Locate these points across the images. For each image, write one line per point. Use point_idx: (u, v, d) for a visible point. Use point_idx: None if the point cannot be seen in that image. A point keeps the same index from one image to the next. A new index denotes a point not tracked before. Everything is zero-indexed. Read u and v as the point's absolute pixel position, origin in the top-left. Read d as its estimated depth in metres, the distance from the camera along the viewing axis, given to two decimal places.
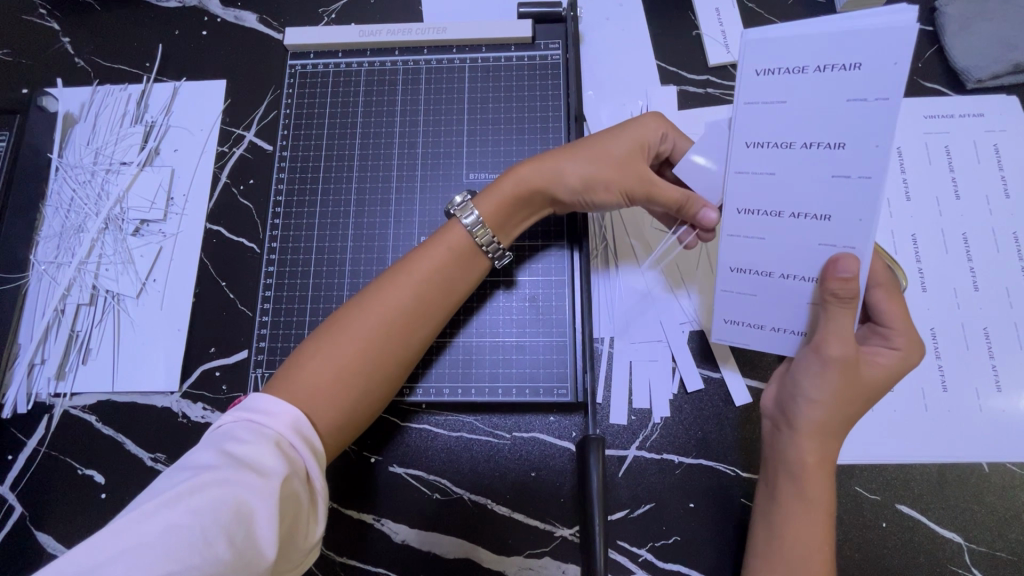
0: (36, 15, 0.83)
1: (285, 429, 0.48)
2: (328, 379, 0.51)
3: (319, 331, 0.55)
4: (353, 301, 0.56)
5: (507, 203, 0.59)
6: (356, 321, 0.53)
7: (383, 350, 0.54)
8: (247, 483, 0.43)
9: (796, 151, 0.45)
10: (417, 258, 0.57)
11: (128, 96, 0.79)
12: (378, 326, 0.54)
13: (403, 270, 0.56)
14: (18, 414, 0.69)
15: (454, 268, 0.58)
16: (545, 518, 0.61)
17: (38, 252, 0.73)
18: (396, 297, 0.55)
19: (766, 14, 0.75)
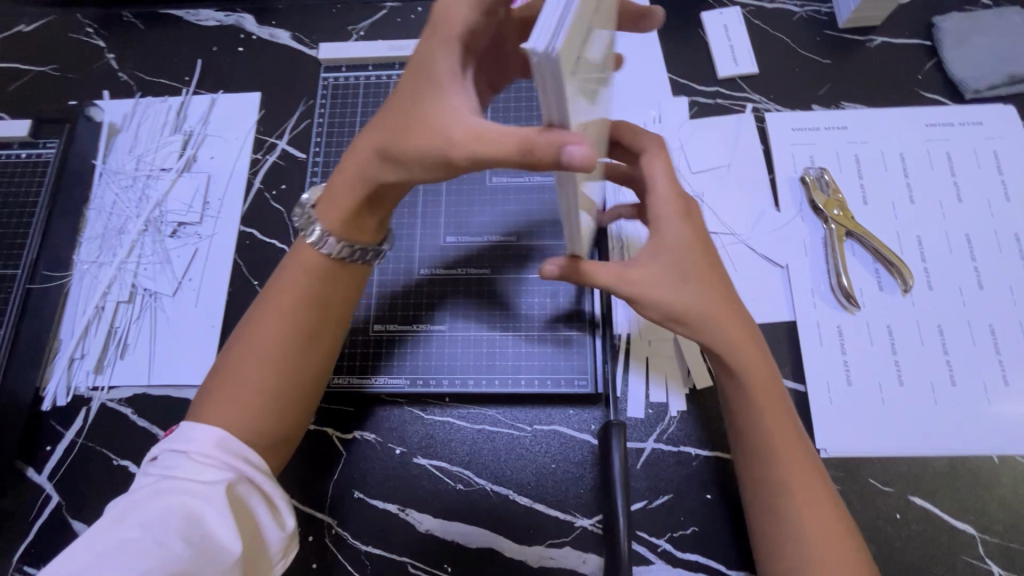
0: (83, 34, 0.88)
1: (209, 449, 0.50)
2: (252, 392, 0.54)
3: (228, 354, 0.56)
4: (255, 318, 0.57)
5: (346, 196, 0.55)
6: (268, 337, 0.55)
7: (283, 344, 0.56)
8: (189, 492, 0.48)
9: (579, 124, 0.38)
10: (281, 279, 0.58)
11: (168, 107, 0.83)
12: (285, 322, 0.56)
13: (281, 295, 0.57)
14: (57, 406, 0.71)
15: (322, 283, 0.58)
16: (566, 509, 0.63)
17: (81, 253, 0.77)
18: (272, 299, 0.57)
19: (772, 30, 0.79)
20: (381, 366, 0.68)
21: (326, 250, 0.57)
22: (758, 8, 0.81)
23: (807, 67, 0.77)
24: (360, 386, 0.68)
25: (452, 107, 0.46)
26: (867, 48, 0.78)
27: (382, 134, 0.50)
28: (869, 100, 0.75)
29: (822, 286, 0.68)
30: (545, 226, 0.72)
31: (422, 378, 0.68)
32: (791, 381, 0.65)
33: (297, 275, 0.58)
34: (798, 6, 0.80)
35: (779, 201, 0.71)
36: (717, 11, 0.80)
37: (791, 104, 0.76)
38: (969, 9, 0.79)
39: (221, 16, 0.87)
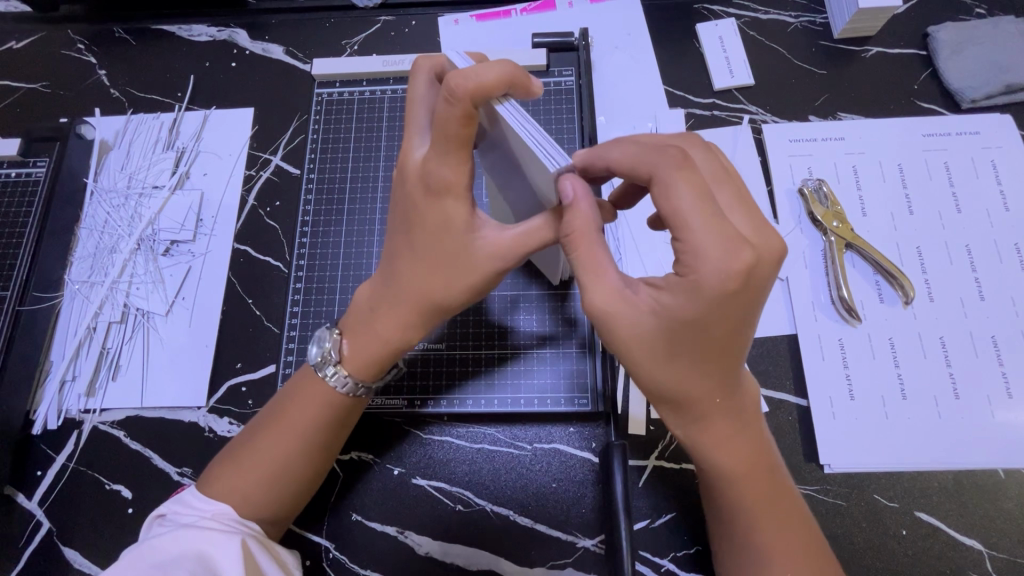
0: (74, 50, 0.87)
1: (211, 514, 0.52)
2: (270, 488, 0.54)
3: (237, 466, 0.54)
4: (265, 430, 0.55)
5: (383, 347, 0.55)
6: (285, 449, 0.54)
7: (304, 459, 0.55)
8: (204, 537, 0.48)
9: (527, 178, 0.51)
10: (295, 403, 0.56)
11: (160, 124, 0.82)
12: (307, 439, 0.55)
13: (291, 414, 0.55)
14: (47, 430, 0.70)
15: (336, 409, 0.56)
16: (568, 529, 0.62)
17: (72, 272, 0.76)
18: (291, 415, 0.55)
19: (767, 41, 0.79)
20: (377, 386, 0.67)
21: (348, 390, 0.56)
22: (753, 19, 0.81)
23: (804, 78, 0.77)
24: None
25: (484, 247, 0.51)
26: (862, 58, 0.78)
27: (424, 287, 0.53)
28: (866, 110, 0.75)
29: (822, 299, 0.67)
30: None
31: (420, 398, 0.66)
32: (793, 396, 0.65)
33: (310, 397, 0.56)
34: (793, 17, 0.80)
35: (777, 213, 0.71)
36: (713, 22, 0.80)
37: (788, 115, 0.76)
38: (963, 19, 0.79)
39: (214, 31, 0.87)
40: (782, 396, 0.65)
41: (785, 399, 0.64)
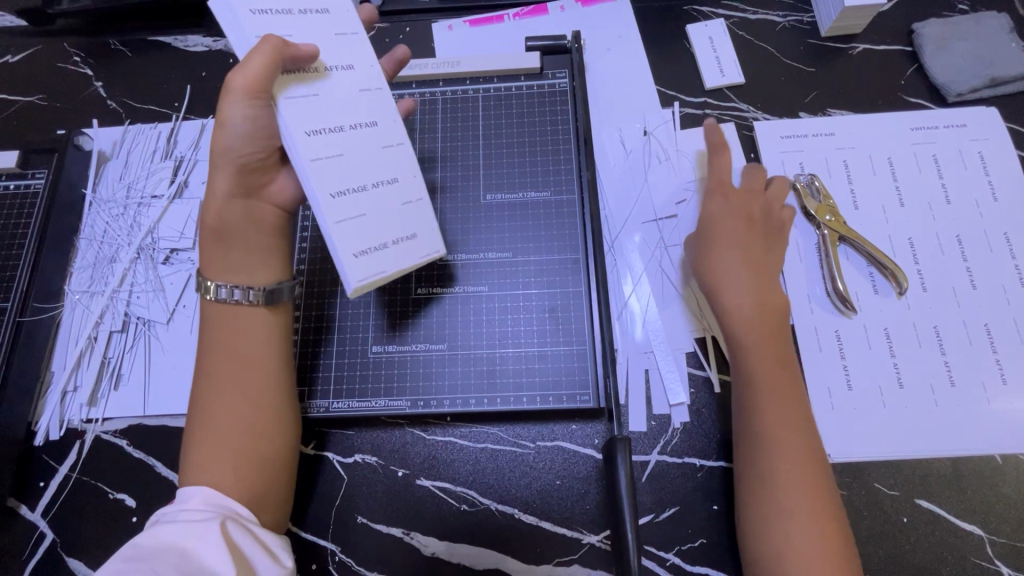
0: (71, 62, 0.88)
1: (195, 503, 0.51)
2: (234, 451, 0.54)
3: (190, 428, 0.55)
4: (202, 384, 0.56)
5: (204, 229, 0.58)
6: (226, 395, 0.55)
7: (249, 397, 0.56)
8: (185, 533, 0.48)
9: (345, 131, 0.54)
10: (218, 347, 0.57)
11: (158, 134, 0.83)
12: (245, 372, 0.56)
13: (219, 359, 0.56)
14: (49, 441, 0.70)
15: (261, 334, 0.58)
16: (572, 526, 0.62)
17: (72, 283, 0.76)
18: (221, 357, 0.56)
19: (756, 41, 0.81)
20: (379, 388, 0.66)
21: (227, 296, 0.57)
22: (742, 19, 0.82)
23: (793, 76, 0.79)
24: (359, 409, 0.66)
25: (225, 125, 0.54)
26: (850, 55, 0.79)
27: (219, 151, 0.55)
28: (855, 106, 0.77)
29: (817, 292, 0.68)
30: (540, 238, 0.71)
31: (423, 399, 0.66)
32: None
33: (236, 331, 0.57)
34: (781, 16, 0.82)
35: None
36: (702, 23, 0.82)
37: (778, 114, 0.77)
38: (946, 15, 0.81)
39: (209, 41, 0.88)
40: None
41: None
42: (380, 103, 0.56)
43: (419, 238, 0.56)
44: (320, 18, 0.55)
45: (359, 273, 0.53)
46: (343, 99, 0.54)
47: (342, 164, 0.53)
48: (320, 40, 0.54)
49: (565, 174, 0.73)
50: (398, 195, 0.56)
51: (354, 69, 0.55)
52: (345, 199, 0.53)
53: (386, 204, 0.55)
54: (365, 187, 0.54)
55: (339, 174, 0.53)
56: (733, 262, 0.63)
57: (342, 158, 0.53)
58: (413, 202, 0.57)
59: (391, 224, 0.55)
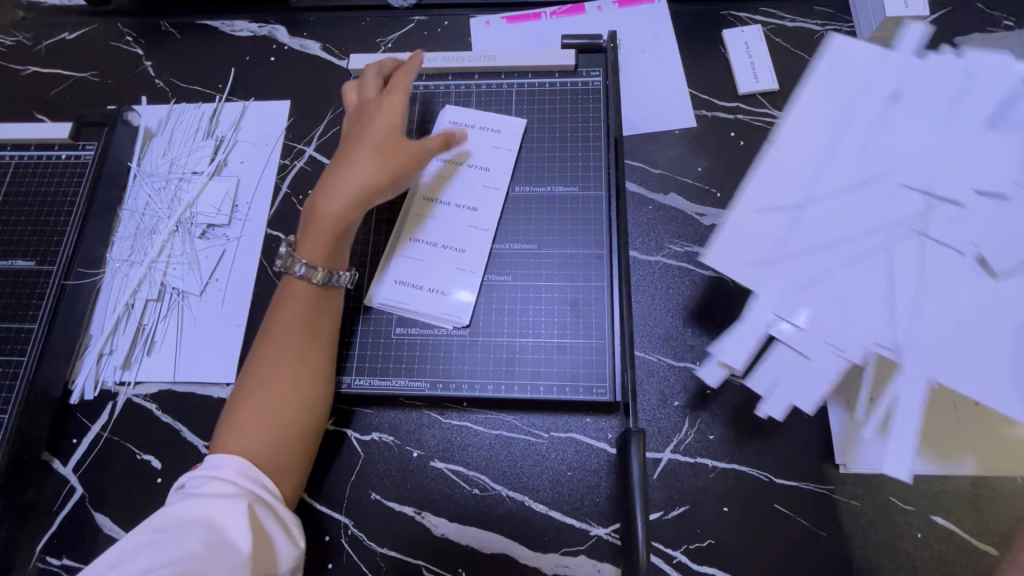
0: (123, 42, 0.92)
1: (228, 472, 0.54)
2: (278, 415, 0.58)
3: (242, 388, 0.60)
4: (259, 350, 0.62)
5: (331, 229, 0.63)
6: (276, 361, 0.60)
7: (297, 367, 0.61)
8: (211, 505, 0.51)
9: (450, 208, 0.72)
10: (279, 317, 0.62)
11: (202, 113, 0.86)
12: (295, 343, 0.61)
13: (276, 328, 0.62)
14: (84, 400, 0.73)
15: (313, 309, 0.63)
16: (581, 517, 0.63)
17: (114, 251, 0.79)
18: (279, 326, 0.62)
19: (792, 48, 0.81)
20: (401, 368, 0.68)
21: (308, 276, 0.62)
22: (779, 26, 0.82)
23: None
24: (380, 388, 0.68)
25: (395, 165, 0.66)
26: None
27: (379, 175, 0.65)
28: None
29: None
30: (566, 233, 0.72)
31: (444, 382, 0.67)
32: (763, 312, 0.46)
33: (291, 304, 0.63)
34: (818, 25, 0.82)
35: None
36: (738, 28, 0.82)
37: None
38: (991, 31, 0.79)
39: (255, 27, 0.91)
40: None
41: None
42: (490, 198, 0.72)
43: (452, 299, 0.69)
44: (490, 135, 0.75)
45: (392, 293, 0.69)
46: (463, 190, 0.72)
47: (429, 225, 0.71)
48: (480, 149, 0.74)
49: (594, 171, 0.73)
50: (458, 260, 0.70)
51: (489, 171, 0.73)
52: (418, 245, 0.70)
53: (447, 263, 0.70)
54: (434, 247, 0.70)
55: (425, 228, 0.71)
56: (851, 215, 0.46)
57: (434, 221, 0.71)
58: (465, 271, 0.70)
59: (443, 277, 0.69)
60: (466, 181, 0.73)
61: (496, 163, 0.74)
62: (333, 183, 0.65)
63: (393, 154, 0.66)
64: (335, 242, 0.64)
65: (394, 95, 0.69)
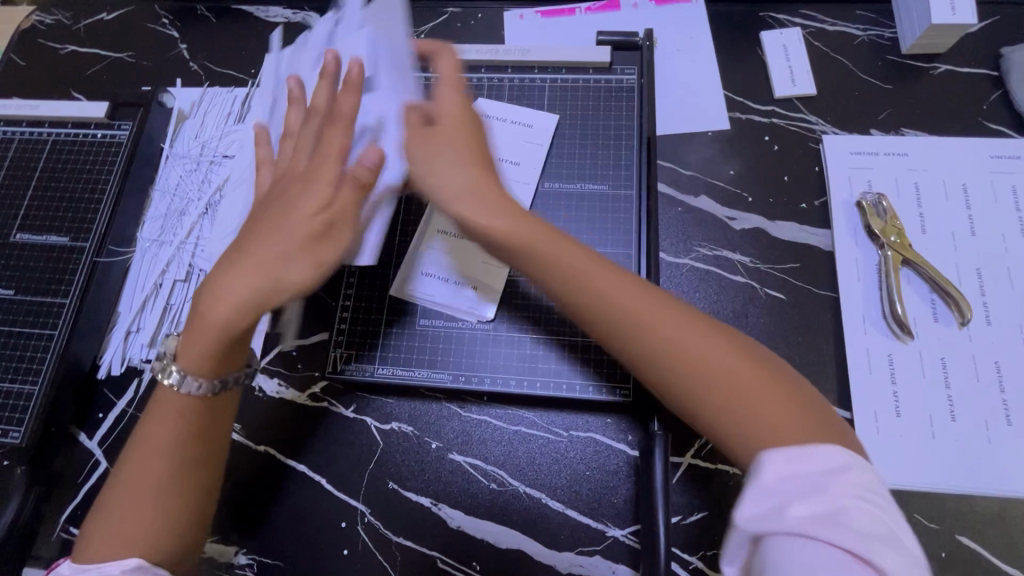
0: (159, 24, 0.93)
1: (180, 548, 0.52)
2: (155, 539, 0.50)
3: (101, 503, 0.51)
4: (128, 463, 0.52)
5: (206, 341, 0.51)
6: (150, 474, 0.51)
7: (177, 478, 0.52)
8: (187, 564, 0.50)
9: None
10: (153, 421, 0.52)
11: (235, 98, 0.86)
12: (172, 454, 0.52)
13: (147, 441, 0.52)
14: (111, 376, 0.74)
15: (202, 411, 0.53)
16: (598, 517, 0.63)
17: (144, 231, 0.80)
18: (158, 435, 0.52)
19: (832, 53, 0.79)
20: (423, 360, 0.68)
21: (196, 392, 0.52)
22: (819, 29, 0.80)
23: (867, 92, 0.77)
24: (402, 378, 0.68)
25: (292, 236, 0.51)
26: (931, 75, 0.77)
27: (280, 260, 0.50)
28: (929, 128, 0.74)
29: (874, 314, 0.66)
30: (594, 231, 0.71)
31: (465, 375, 0.67)
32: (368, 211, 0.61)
33: (166, 412, 0.52)
34: (860, 29, 0.80)
35: (834, 226, 0.70)
36: (777, 31, 0.80)
37: (849, 128, 0.75)
38: None
39: (289, 13, 0.91)
40: None
41: None
42: (519, 193, 0.72)
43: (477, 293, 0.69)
44: (522, 130, 0.74)
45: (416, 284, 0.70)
46: None
47: None
48: (511, 143, 0.74)
49: (624, 169, 0.73)
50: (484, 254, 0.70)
51: (519, 165, 0.73)
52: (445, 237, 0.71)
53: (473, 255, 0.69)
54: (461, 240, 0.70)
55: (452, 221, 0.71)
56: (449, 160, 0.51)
57: None
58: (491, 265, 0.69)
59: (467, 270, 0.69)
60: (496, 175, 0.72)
61: (526, 158, 0.73)
62: (224, 277, 0.50)
63: (310, 233, 0.51)
64: (210, 353, 0.51)
65: (349, 100, 0.56)
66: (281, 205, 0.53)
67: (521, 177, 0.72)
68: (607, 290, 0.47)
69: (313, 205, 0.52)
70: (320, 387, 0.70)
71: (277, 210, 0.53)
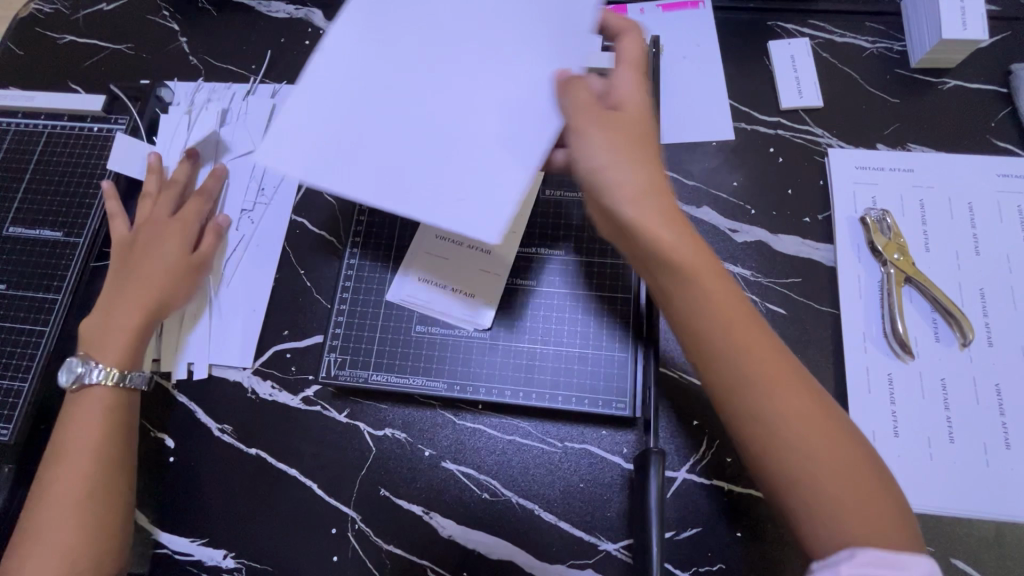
0: (159, 16, 0.91)
1: None
2: (81, 535, 0.56)
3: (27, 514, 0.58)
4: (48, 473, 0.59)
5: (124, 332, 0.64)
6: (63, 479, 0.58)
7: (98, 480, 0.58)
8: None
9: None
10: (73, 428, 0.60)
11: (233, 94, 0.85)
12: (86, 457, 0.59)
13: (68, 446, 0.59)
14: None
15: (111, 413, 0.61)
16: (591, 530, 0.62)
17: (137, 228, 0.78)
18: (75, 438, 0.60)
19: (840, 65, 0.78)
20: (418, 366, 0.68)
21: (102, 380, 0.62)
22: (827, 40, 0.79)
23: (874, 105, 0.76)
24: (396, 384, 0.67)
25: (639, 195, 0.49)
26: (939, 90, 0.76)
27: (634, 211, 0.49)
28: (936, 145, 0.74)
29: (875, 332, 0.66)
30: (594, 239, 0.70)
31: (460, 383, 0.67)
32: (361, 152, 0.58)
33: (85, 417, 0.60)
34: (869, 42, 0.79)
35: (837, 242, 0.69)
36: (786, 40, 0.79)
37: (855, 142, 0.74)
38: None
39: (291, 9, 0.90)
40: None
41: None
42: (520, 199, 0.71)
43: (473, 302, 0.68)
44: None
45: (411, 290, 0.69)
46: None
47: None
48: None
49: None
50: (481, 262, 0.69)
51: None
52: (442, 244, 0.69)
53: (471, 263, 0.69)
54: (459, 247, 0.69)
55: (451, 226, 0.70)
56: (587, 135, 0.52)
57: None
58: (488, 273, 0.68)
59: (464, 278, 0.68)
60: None
61: None
62: (113, 294, 0.66)
63: (173, 234, 0.70)
64: (131, 341, 0.64)
65: (632, 86, 0.56)
66: (637, 151, 0.52)
67: None
68: (714, 289, 0.47)
69: (639, 167, 0.51)
70: (314, 390, 0.69)
71: (637, 153, 0.52)
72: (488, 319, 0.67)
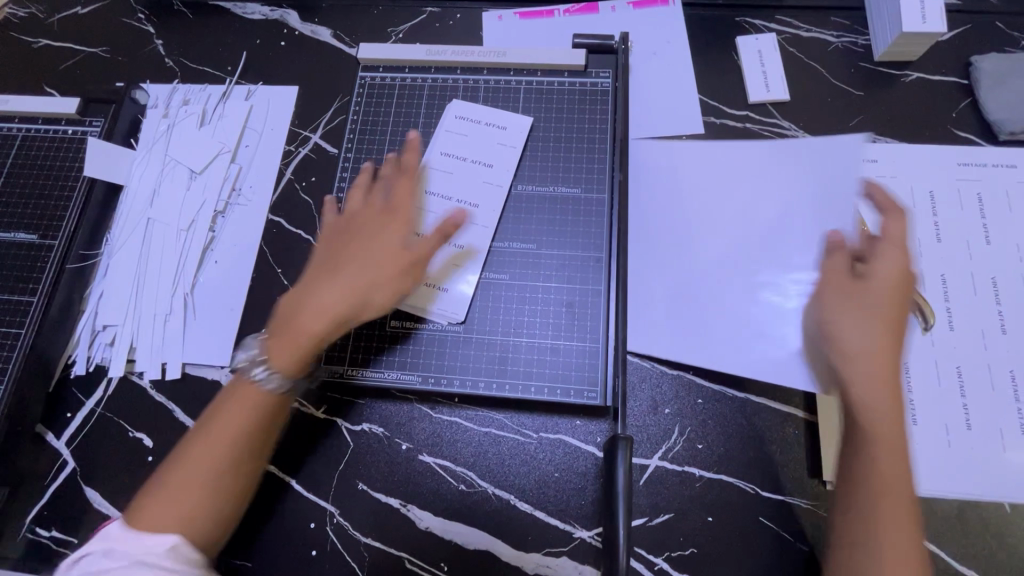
0: (135, 19, 0.92)
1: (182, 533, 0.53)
2: (193, 514, 0.53)
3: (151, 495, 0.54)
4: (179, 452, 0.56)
5: (312, 341, 0.58)
6: (195, 459, 0.55)
7: (221, 457, 0.56)
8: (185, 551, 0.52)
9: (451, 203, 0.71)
10: (224, 415, 0.57)
11: (208, 95, 0.85)
12: (238, 441, 0.56)
13: (215, 432, 0.56)
14: (78, 376, 0.73)
15: (275, 407, 0.58)
16: (565, 519, 0.63)
17: (113, 231, 0.79)
18: (225, 424, 0.56)
19: (805, 59, 0.80)
20: (393, 361, 0.68)
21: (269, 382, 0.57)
22: (793, 35, 0.81)
23: (838, 98, 0.78)
24: (372, 380, 0.68)
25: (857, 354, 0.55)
26: (901, 83, 0.78)
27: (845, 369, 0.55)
28: (898, 135, 0.75)
29: None
30: (566, 233, 0.71)
31: (434, 377, 0.67)
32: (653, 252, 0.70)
33: (245, 405, 0.57)
34: (834, 36, 0.81)
35: None
36: (753, 36, 0.81)
37: (821, 134, 0.76)
38: (1009, 51, 0.78)
39: (266, 11, 0.90)
40: (791, 410, 0.65)
41: (793, 413, 0.65)
42: (492, 195, 0.72)
43: (446, 296, 0.69)
44: (496, 132, 0.74)
45: None
46: (463, 186, 0.72)
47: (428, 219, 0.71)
48: (486, 146, 0.74)
49: (597, 172, 0.73)
50: (454, 257, 0.70)
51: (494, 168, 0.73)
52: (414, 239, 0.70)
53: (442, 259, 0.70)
54: None
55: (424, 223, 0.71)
56: (837, 306, 0.58)
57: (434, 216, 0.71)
58: (460, 267, 0.70)
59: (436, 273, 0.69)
60: (468, 177, 0.73)
61: (500, 161, 0.73)
62: (310, 286, 0.61)
63: (378, 225, 0.64)
64: (306, 353, 0.58)
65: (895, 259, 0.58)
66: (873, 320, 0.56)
67: (494, 180, 0.72)
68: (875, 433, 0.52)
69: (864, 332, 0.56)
70: None
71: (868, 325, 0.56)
72: (461, 313, 0.68)
